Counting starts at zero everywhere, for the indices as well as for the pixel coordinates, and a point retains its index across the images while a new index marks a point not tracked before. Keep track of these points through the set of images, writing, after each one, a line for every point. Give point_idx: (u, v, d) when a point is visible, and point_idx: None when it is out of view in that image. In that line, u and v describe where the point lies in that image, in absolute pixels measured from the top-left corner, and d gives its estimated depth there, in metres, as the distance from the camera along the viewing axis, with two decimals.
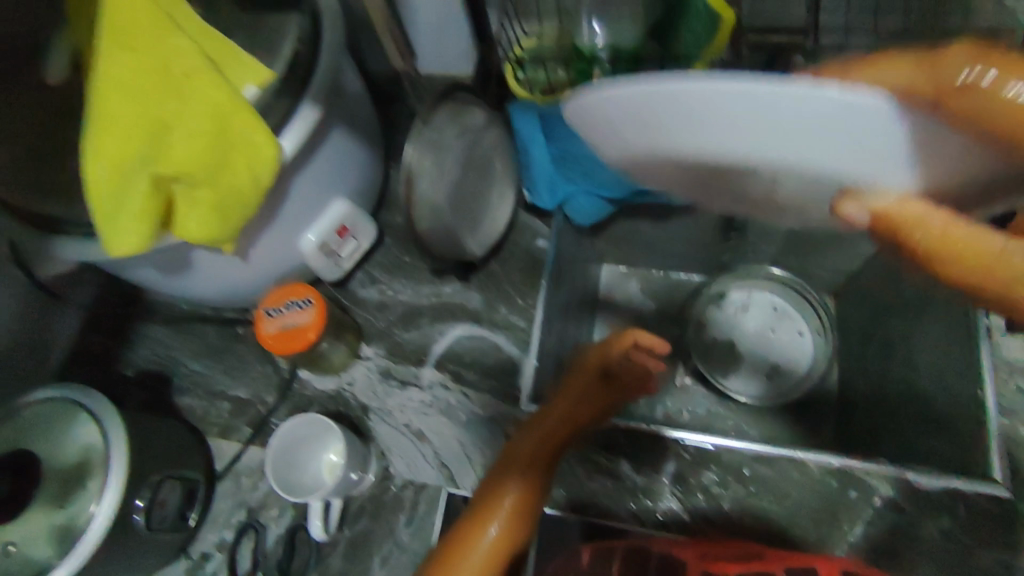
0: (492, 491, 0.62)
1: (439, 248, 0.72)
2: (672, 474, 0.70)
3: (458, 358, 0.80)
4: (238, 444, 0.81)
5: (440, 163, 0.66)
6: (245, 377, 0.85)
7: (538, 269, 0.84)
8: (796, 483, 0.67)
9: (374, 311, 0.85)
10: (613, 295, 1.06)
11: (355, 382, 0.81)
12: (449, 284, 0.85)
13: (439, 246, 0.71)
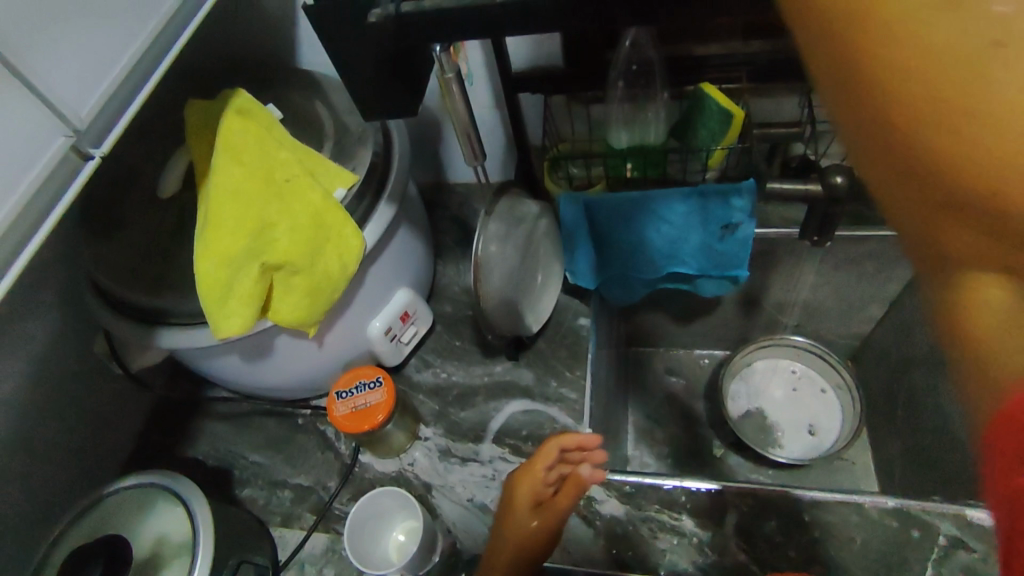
0: None
1: (495, 321, 0.78)
2: (735, 526, 0.71)
3: (515, 431, 0.85)
4: (301, 531, 0.82)
5: (502, 251, 0.76)
6: (305, 464, 0.87)
7: (583, 344, 0.90)
8: (859, 527, 0.69)
9: (429, 393, 0.90)
10: (645, 375, 1.12)
11: (416, 462, 0.85)
12: (500, 363, 0.91)
13: (495, 319, 0.78)
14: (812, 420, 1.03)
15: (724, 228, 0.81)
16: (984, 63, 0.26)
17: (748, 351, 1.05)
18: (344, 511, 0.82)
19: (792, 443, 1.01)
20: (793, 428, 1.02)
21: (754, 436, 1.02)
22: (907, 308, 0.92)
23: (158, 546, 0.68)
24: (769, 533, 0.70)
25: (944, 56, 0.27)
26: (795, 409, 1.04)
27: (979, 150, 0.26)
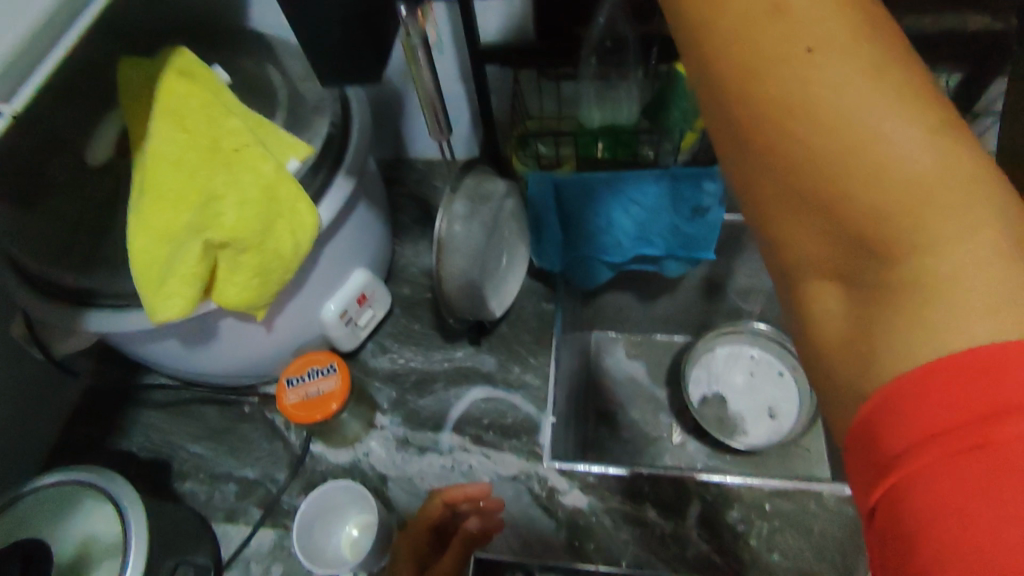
0: None
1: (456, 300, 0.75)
2: (698, 516, 0.71)
3: (476, 419, 0.81)
4: (247, 527, 0.77)
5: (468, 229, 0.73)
6: (250, 455, 0.82)
7: (547, 330, 0.88)
8: (817, 515, 0.70)
9: (387, 380, 0.86)
10: (607, 361, 1.11)
11: (371, 452, 0.81)
12: (460, 349, 0.87)
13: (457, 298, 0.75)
14: (773, 403, 1.03)
15: (695, 210, 0.82)
16: (822, 93, 0.32)
17: (708, 338, 1.06)
18: (293, 503, 0.78)
19: (756, 429, 1.01)
20: (750, 413, 1.03)
21: (714, 422, 1.03)
22: None
23: (86, 547, 0.62)
24: (731, 522, 0.70)
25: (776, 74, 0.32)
26: (755, 393, 1.05)
27: (833, 170, 0.32)
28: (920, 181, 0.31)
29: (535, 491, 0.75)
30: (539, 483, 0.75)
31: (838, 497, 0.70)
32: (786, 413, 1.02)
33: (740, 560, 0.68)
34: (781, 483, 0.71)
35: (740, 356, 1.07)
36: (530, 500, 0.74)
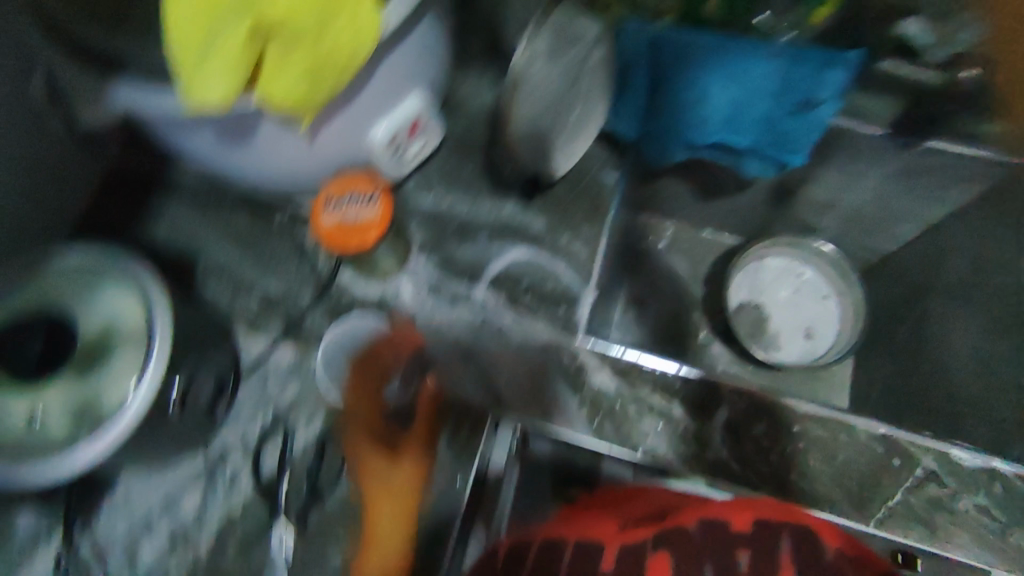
0: None
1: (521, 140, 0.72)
2: (724, 422, 0.69)
3: (514, 279, 0.77)
4: (268, 340, 0.76)
5: None
6: (277, 271, 0.79)
7: (606, 201, 0.81)
8: (846, 446, 0.68)
9: (427, 221, 0.80)
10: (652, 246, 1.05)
11: (401, 292, 0.77)
12: (509, 204, 0.81)
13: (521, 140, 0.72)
14: (810, 323, 1.01)
15: (803, 103, 0.72)
16: None
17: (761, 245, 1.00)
18: (317, 326, 0.76)
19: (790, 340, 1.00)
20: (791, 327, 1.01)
21: (748, 330, 1.00)
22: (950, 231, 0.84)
23: (108, 331, 0.60)
24: (756, 434, 0.69)
25: None
26: (793, 309, 1.02)
27: None
28: None
29: (564, 364, 0.72)
30: (569, 356, 0.73)
31: (874, 433, 0.68)
32: (821, 337, 0.99)
33: (757, 472, 0.67)
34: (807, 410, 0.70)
35: (789, 269, 1.02)
36: (557, 371, 0.72)
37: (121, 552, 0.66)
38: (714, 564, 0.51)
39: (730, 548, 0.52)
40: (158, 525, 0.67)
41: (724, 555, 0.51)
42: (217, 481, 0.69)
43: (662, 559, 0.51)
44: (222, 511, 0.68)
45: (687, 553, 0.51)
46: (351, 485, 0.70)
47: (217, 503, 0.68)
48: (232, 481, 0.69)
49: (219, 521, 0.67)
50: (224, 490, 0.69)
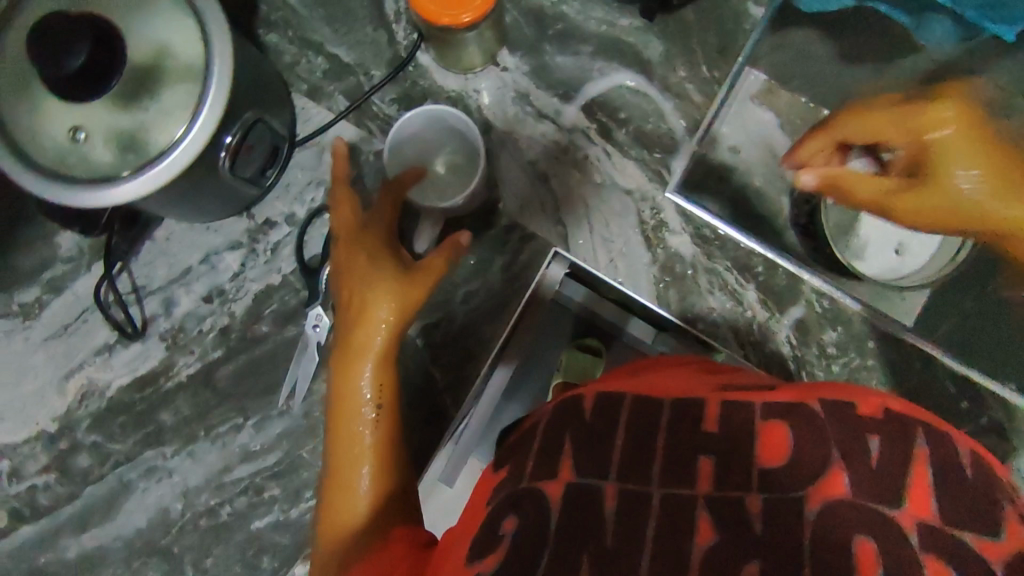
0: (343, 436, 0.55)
1: None
2: (795, 320, 0.64)
3: (612, 108, 0.67)
4: (329, 113, 0.68)
5: None
6: (349, 34, 0.68)
7: (740, 41, 0.67)
8: (918, 373, 0.63)
9: (528, 15, 0.68)
10: None
11: (482, 92, 0.68)
12: (627, 17, 0.68)
13: None
14: None
15: None
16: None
17: None
18: (384, 110, 0.68)
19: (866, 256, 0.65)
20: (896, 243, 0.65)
21: None
22: None
23: (161, 59, 0.51)
24: (825, 340, 0.64)
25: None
26: None
27: None
28: None
29: (643, 217, 0.65)
30: (651, 209, 0.65)
31: (947, 367, 0.63)
32: None
33: (812, 376, 0.64)
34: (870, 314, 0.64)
35: None
36: (635, 223, 0.65)
37: (158, 296, 0.65)
38: (855, 457, 0.39)
39: (862, 433, 0.40)
40: (196, 280, 0.65)
41: (852, 440, 0.40)
42: (259, 251, 0.66)
43: (777, 429, 0.41)
44: (261, 283, 0.66)
45: (810, 430, 0.41)
46: None
47: (257, 273, 0.66)
48: (274, 254, 0.66)
49: (256, 289, 0.66)
50: (264, 262, 0.66)
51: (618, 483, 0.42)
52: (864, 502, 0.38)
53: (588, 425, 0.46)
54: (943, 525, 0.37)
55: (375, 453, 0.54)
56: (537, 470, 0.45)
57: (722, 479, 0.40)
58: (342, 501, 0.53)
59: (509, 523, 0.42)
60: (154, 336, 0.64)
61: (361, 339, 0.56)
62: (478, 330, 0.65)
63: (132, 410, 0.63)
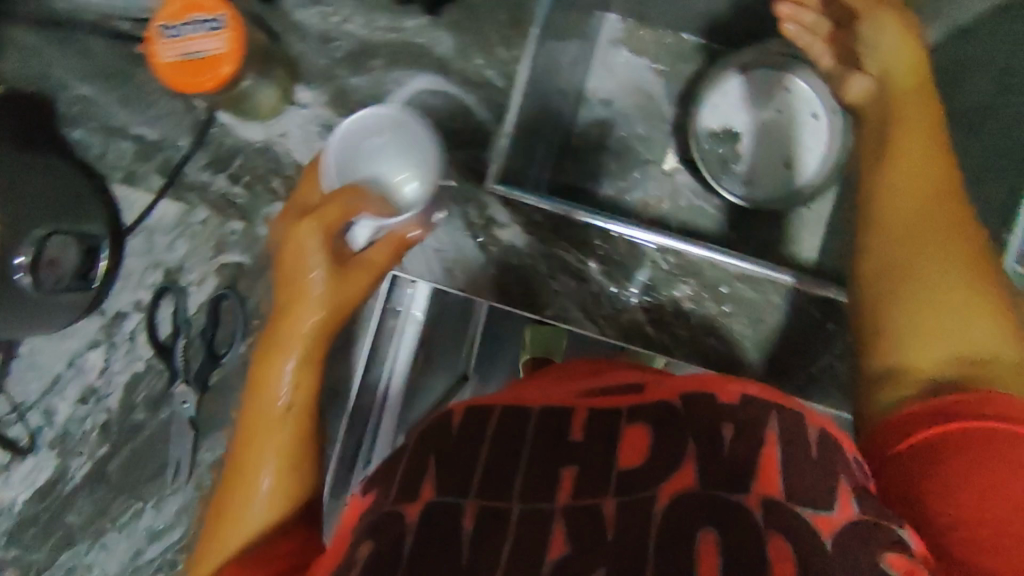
0: (250, 428, 0.47)
1: None
2: (644, 283, 0.63)
3: (417, 117, 0.64)
4: (149, 194, 0.68)
5: None
6: (148, 111, 0.68)
7: (532, 11, 0.63)
8: (775, 308, 0.62)
9: (314, 44, 0.65)
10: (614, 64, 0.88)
11: (288, 134, 0.66)
12: (412, 18, 0.64)
13: None
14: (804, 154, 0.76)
15: None
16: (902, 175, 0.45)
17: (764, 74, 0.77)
18: (199, 178, 0.67)
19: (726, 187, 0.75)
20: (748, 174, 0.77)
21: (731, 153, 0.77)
22: None
23: None
24: (678, 297, 0.63)
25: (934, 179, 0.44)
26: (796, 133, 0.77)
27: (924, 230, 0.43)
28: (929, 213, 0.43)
29: (470, 220, 0.64)
30: (477, 210, 0.64)
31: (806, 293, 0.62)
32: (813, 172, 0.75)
33: (672, 335, 0.63)
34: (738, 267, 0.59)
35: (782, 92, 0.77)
36: (463, 228, 0.64)
37: (39, 408, 0.69)
38: (706, 449, 0.34)
39: (715, 420, 0.36)
40: (68, 386, 0.69)
41: (703, 426, 0.36)
42: (117, 343, 0.68)
43: (634, 431, 0.36)
44: (126, 374, 0.68)
45: (663, 420, 0.36)
46: (247, 347, 0.68)
47: (120, 365, 0.68)
48: (131, 344, 0.68)
49: (125, 380, 0.68)
50: (125, 353, 0.68)
51: (477, 500, 0.36)
52: (714, 491, 0.33)
53: (451, 440, 0.39)
54: (791, 501, 0.33)
55: (288, 451, 0.46)
56: (398, 491, 0.37)
57: (586, 487, 0.35)
58: (230, 511, 0.45)
59: (362, 549, 0.35)
60: (44, 446, 0.68)
61: (298, 327, 0.49)
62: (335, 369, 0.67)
63: (40, 520, 0.68)
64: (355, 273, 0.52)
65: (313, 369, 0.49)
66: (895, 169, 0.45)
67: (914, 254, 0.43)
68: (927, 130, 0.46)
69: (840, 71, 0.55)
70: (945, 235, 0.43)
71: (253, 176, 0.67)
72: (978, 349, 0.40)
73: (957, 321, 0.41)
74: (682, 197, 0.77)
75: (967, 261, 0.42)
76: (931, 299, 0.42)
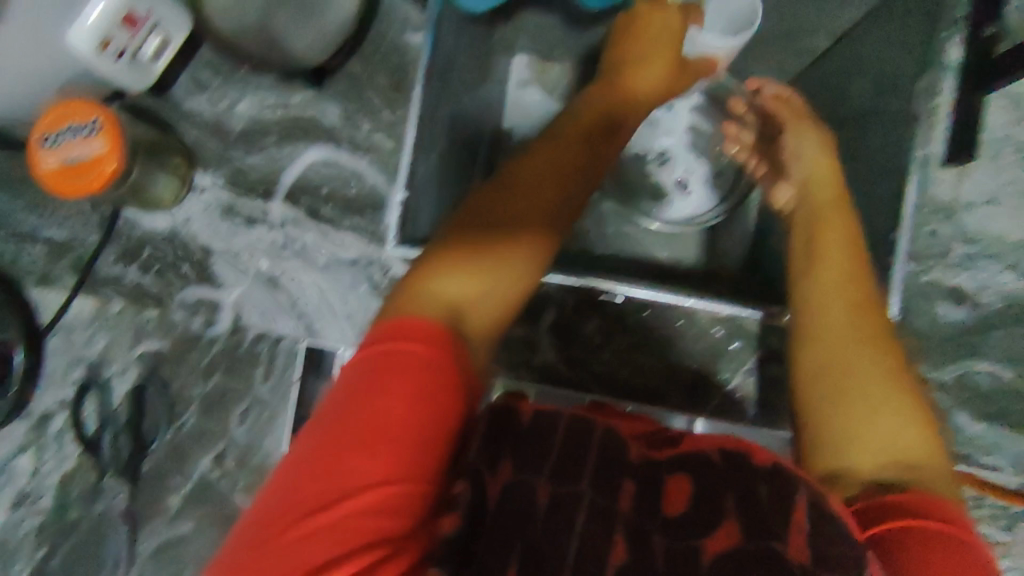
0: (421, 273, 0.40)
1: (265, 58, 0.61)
2: (552, 323, 0.64)
3: (313, 188, 0.66)
4: (63, 293, 0.68)
5: None
6: (54, 212, 0.68)
7: (411, 72, 0.65)
8: (683, 333, 0.64)
9: (208, 130, 0.68)
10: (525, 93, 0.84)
11: (193, 219, 0.68)
12: (297, 93, 0.67)
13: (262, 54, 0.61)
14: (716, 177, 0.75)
15: None
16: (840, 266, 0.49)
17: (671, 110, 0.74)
18: (111, 272, 0.68)
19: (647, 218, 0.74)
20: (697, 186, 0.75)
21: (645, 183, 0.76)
22: (857, 47, 0.68)
23: None
24: (587, 333, 0.64)
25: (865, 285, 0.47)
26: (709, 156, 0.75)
27: (851, 328, 0.45)
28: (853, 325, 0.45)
29: (375, 281, 0.65)
30: (380, 271, 0.65)
31: (713, 316, 0.63)
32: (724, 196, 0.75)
33: (586, 373, 0.63)
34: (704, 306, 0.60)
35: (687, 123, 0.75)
36: (369, 290, 0.65)
37: None
38: (745, 503, 0.37)
39: (751, 477, 0.38)
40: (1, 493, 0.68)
41: (739, 482, 0.38)
42: (47, 443, 0.68)
43: (676, 479, 0.39)
44: (58, 474, 0.67)
45: (707, 471, 0.39)
46: (175, 432, 0.67)
47: (52, 466, 0.68)
48: (60, 443, 0.68)
49: (57, 479, 0.68)
50: (55, 452, 0.68)
51: (549, 483, 0.37)
52: (757, 543, 0.36)
53: (520, 432, 0.39)
54: (818, 561, 0.35)
55: (518, 275, 0.42)
56: (477, 451, 0.37)
57: (637, 511, 0.37)
58: (415, 340, 0.35)
59: (457, 491, 0.35)
60: None
61: (506, 185, 0.45)
62: (262, 444, 0.67)
63: None
64: (573, 153, 0.49)
65: (539, 230, 0.44)
66: (820, 283, 0.48)
67: (848, 362, 0.44)
68: (845, 236, 0.50)
69: (767, 179, 0.60)
70: (851, 332, 0.45)
71: (161, 263, 0.68)
72: (911, 457, 0.41)
73: (890, 432, 0.41)
74: (607, 224, 0.76)
75: (892, 370, 0.43)
76: (867, 406, 0.42)
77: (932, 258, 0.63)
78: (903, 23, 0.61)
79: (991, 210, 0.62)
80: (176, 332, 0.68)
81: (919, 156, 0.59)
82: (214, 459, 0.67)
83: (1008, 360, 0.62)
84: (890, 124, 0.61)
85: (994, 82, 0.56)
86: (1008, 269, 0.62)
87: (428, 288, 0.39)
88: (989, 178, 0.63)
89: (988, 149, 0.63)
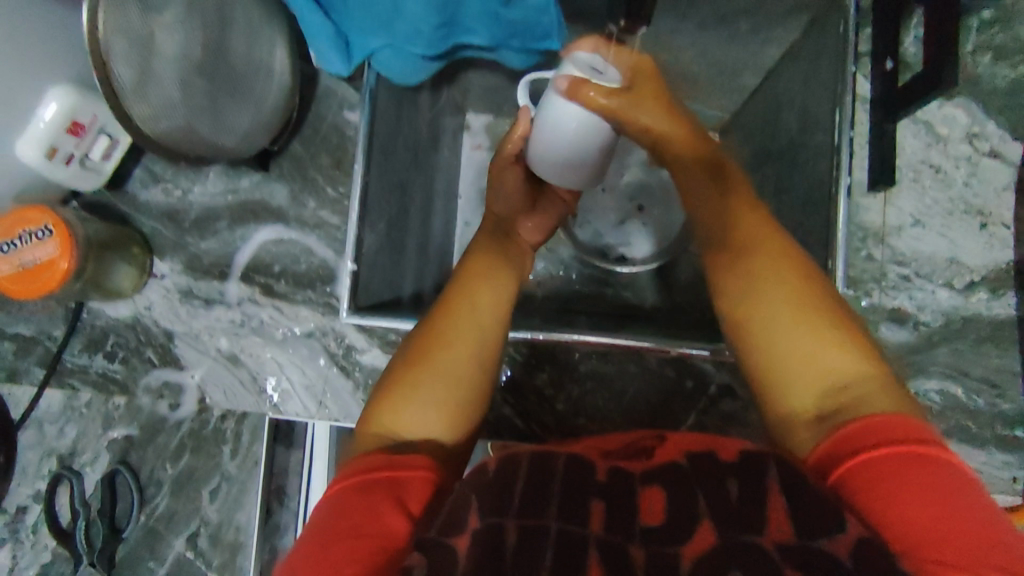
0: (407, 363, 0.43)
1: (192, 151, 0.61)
2: (507, 378, 0.65)
3: (266, 266, 0.70)
4: (32, 387, 0.70)
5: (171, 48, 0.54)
6: (20, 310, 0.70)
7: (349, 149, 0.71)
8: (634, 377, 0.65)
9: (162, 219, 0.70)
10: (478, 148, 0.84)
11: (153, 305, 0.70)
12: (246, 177, 0.71)
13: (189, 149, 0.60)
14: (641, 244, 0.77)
15: None
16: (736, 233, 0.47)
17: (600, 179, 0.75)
18: (78, 362, 0.70)
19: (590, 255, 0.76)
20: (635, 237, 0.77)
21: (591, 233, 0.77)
22: (779, 83, 0.71)
23: None
24: (541, 385, 0.65)
25: (766, 237, 0.46)
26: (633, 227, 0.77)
27: (758, 273, 0.45)
28: (760, 261, 0.45)
29: (331, 351, 0.68)
30: (336, 339, 0.68)
31: (663, 358, 0.65)
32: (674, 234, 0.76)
33: (541, 425, 0.65)
34: (654, 347, 0.59)
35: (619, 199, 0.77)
36: (327, 360, 0.68)
37: None
38: (715, 500, 0.35)
39: (720, 474, 0.36)
40: None
41: (711, 479, 0.36)
42: (22, 538, 0.68)
43: (651, 492, 0.36)
44: (34, 566, 0.68)
45: (678, 478, 0.37)
46: (147, 515, 0.68)
47: (27, 559, 0.68)
48: (35, 536, 0.68)
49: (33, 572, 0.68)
50: (30, 546, 0.68)
51: (518, 517, 0.34)
52: (735, 538, 0.33)
53: (487, 477, 0.37)
54: (804, 539, 0.32)
55: (476, 381, 0.44)
56: (440, 523, 0.35)
57: (614, 525, 0.35)
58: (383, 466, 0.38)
59: (411, 560, 0.33)
60: None
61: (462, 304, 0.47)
62: (234, 520, 0.68)
63: None
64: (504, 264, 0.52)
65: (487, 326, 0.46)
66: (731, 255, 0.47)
67: (785, 313, 0.43)
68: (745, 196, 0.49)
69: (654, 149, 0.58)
70: (767, 268, 0.45)
71: (125, 351, 0.70)
72: (847, 386, 0.40)
73: (809, 353, 0.41)
74: (569, 269, 0.77)
75: (813, 308, 0.42)
76: (797, 346, 0.41)
77: (869, 282, 0.64)
78: (813, 62, 0.64)
79: (917, 231, 0.65)
80: (145, 418, 0.69)
81: (845, 185, 0.59)
82: (188, 539, 0.68)
83: (955, 376, 0.63)
84: (813, 157, 0.64)
85: (900, 110, 0.59)
86: (941, 286, 0.64)
87: (394, 411, 0.41)
88: (911, 201, 0.65)
89: (907, 172, 0.65)
